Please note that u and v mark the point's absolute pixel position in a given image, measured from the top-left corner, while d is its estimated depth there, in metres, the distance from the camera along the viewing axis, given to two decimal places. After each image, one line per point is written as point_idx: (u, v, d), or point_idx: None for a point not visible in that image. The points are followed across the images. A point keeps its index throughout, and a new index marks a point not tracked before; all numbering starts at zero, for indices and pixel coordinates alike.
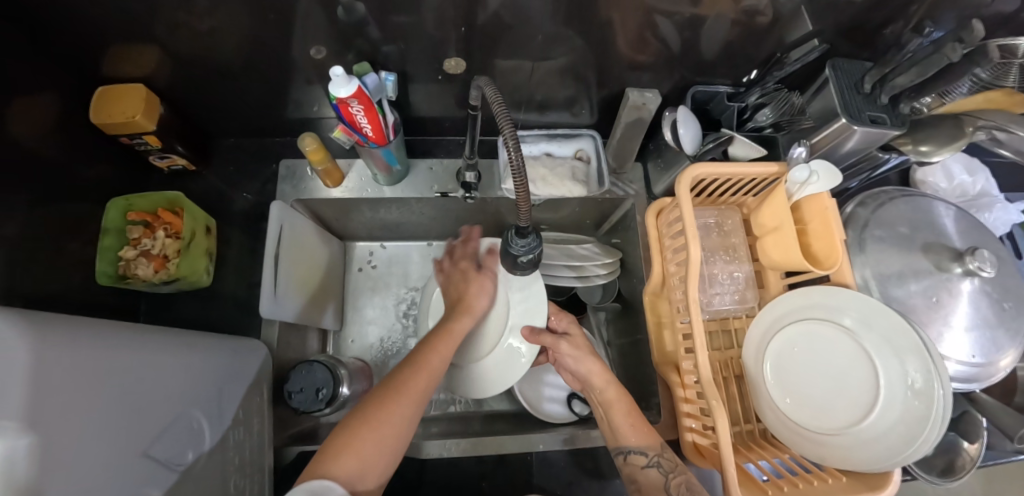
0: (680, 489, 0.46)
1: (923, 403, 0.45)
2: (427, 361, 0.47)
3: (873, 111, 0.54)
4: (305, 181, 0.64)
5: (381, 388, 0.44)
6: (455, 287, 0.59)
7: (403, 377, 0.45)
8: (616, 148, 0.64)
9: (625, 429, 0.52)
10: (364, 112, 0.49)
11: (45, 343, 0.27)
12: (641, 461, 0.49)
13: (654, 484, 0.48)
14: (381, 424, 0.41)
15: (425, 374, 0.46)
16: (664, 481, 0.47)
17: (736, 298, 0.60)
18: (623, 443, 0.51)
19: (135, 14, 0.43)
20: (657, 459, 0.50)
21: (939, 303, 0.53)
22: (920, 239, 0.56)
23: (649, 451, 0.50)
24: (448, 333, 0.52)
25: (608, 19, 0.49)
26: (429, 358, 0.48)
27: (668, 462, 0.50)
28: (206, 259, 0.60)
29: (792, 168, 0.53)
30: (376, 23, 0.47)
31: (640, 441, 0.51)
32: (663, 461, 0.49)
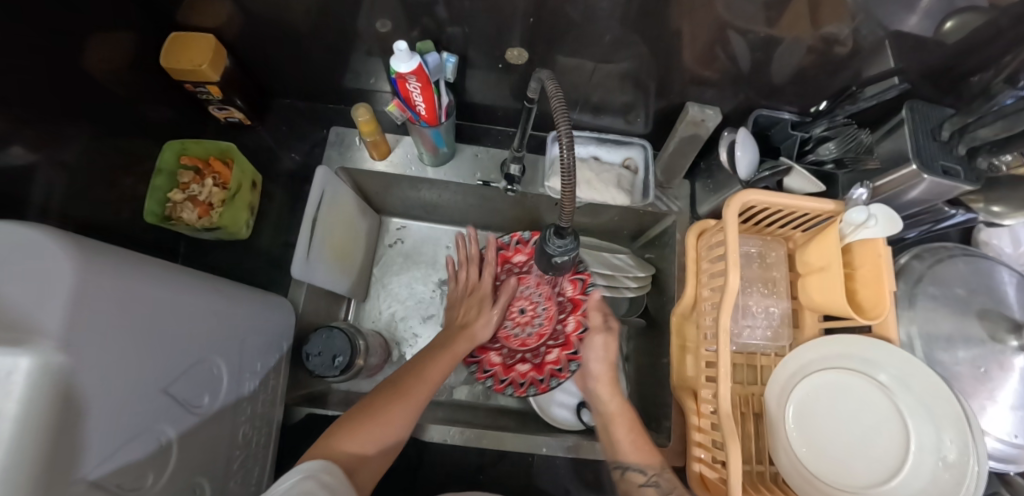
0: None
1: (953, 477, 0.43)
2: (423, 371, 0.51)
3: (946, 161, 0.51)
4: (352, 151, 0.64)
5: (385, 396, 0.46)
6: (461, 313, 0.63)
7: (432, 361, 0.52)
8: (666, 163, 0.62)
9: (626, 444, 0.51)
10: (420, 90, 0.49)
11: (93, 271, 0.28)
12: (639, 479, 0.48)
13: None
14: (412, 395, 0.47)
15: (448, 358, 0.54)
16: None
17: (767, 334, 0.58)
18: (621, 459, 0.50)
19: None
20: (655, 479, 0.47)
21: (988, 375, 0.50)
22: (977, 304, 0.52)
23: (649, 471, 0.48)
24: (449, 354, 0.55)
25: (679, 30, 0.48)
26: (429, 370, 0.51)
27: (667, 482, 0.47)
28: (247, 212, 0.61)
29: (849, 209, 0.51)
30: (445, 3, 0.47)
31: (640, 459, 0.49)
32: (662, 481, 0.47)
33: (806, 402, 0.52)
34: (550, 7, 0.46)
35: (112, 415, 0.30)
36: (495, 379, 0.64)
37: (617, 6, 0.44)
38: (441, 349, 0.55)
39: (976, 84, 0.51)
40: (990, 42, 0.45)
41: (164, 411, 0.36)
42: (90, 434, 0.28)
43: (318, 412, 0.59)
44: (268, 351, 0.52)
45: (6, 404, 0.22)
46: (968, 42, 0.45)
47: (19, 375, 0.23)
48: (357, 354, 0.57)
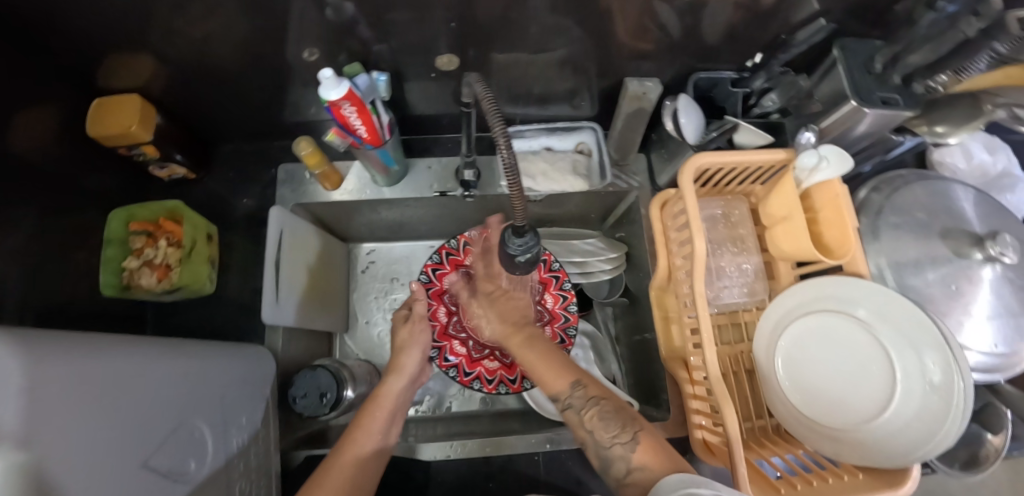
0: (592, 422, 0.43)
1: (942, 398, 0.43)
2: (364, 424, 0.48)
3: (884, 92, 0.52)
4: (305, 185, 0.63)
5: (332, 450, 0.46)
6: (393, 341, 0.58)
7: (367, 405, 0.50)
8: (618, 140, 0.61)
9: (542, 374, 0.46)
10: (357, 113, 0.49)
11: (41, 359, 0.27)
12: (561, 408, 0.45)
13: (574, 423, 0.44)
14: (359, 437, 0.47)
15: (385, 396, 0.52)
16: (579, 420, 0.43)
17: (745, 291, 0.58)
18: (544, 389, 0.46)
19: (127, 25, 0.43)
20: (569, 400, 0.44)
21: (959, 292, 0.51)
22: (939, 225, 0.53)
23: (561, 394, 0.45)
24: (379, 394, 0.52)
25: (604, 10, 0.48)
26: (370, 415, 0.49)
27: (580, 396, 0.44)
28: (208, 265, 0.59)
29: (801, 154, 0.52)
30: (367, 22, 0.46)
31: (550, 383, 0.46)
32: (575, 399, 0.44)
33: (796, 349, 0.53)
34: (470, 9, 0.45)
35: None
36: (507, 382, 0.63)
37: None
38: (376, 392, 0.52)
39: (899, 12, 0.52)
40: None
41: (153, 486, 0.35)
42: None
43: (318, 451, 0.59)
44: (252, 404, 0.51)
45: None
46: None
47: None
48: (344, 388, 0.56)
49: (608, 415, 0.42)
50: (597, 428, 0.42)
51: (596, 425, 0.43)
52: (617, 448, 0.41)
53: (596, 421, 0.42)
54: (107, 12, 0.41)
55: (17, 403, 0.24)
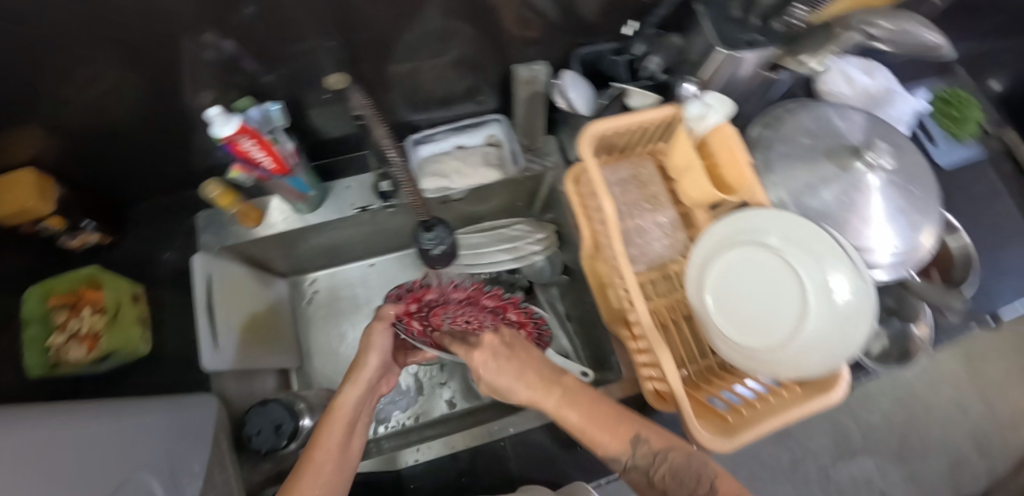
0: (666, 482, 0.38)
1: (846, 302, 0.48)
2: (312, 462, 0.41)
3: (748, 35, 0.54)
4: (227, 227, 0.62)
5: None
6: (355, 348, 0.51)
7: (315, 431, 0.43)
8: (523, 126, 0.63)
9: (601, 436, 0.40)
10: (258, 146, 0.50)
11: None
12: (620, 465, 0.40)
13: (638, 485, 0.39)
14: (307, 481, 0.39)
15: (341, 417, 0.44)
16: (648, 479, 0.38)
17: (666, 243, 0.61)
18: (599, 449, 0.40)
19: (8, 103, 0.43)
20: (633, 461, 0.39)
21: (854, 203, 0.54)
22: (823, 148, 0.57)
23: (621, 456, 0.39)
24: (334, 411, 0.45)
25: (481, 7, 0.50)
26: (320, 449, 0.41)
27: (647, 452, 0.39)
28: (139, 325, 0.58)
29: (687, 105, 0.56)
30: (250, 56, 0.47)
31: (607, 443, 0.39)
32: (640, 461, 0.38)
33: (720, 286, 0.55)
34: (351, 26, 0.47)
35: None
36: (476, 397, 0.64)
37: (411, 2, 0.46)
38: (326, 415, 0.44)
39: None
40: None
41: None
42: None
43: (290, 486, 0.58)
44: (206, 449, 0.48)
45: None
46: None
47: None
48: (300, 418, 0.56)
49: (688, 466, 0.38)
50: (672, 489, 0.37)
51: (670, 485, 0.37)
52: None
53: (670, 479, 0.38)
54: None
55: None
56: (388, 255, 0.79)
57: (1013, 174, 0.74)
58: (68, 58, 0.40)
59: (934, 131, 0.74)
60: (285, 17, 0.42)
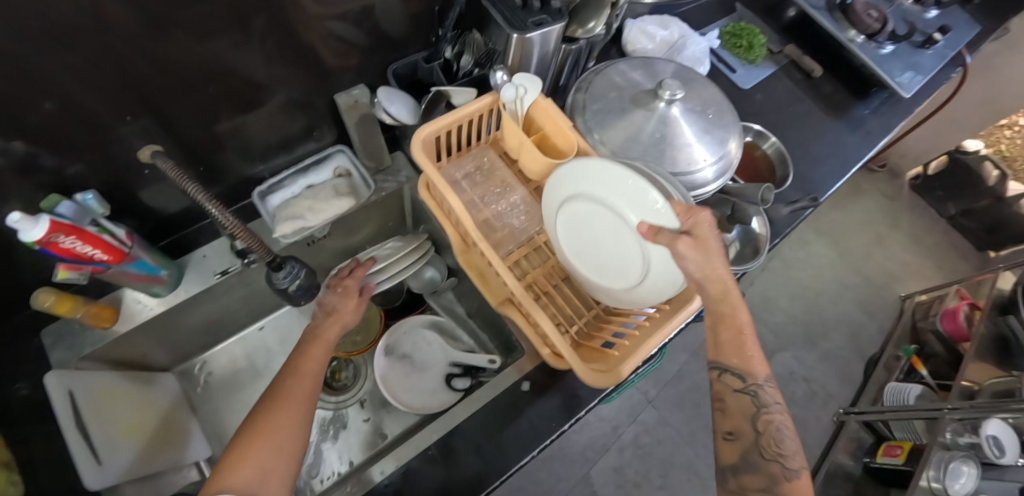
0: (768, 426, 0.43)
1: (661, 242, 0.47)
2: (302, 368, 0.50)
3: (534, 17, 0.59)
4: (81, 335, 0.58)
5: (263, 402, 0.46)
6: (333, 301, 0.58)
7: (298, 353, 0.51)
8: (363, 147, 0.64)
9: (726, 348, 0.46)
10: (81, 240, 0.47)
11: None
12: (735, 384, 0.45)
13: (743, 408, 0.45)
14: (291, 389, 0.47)
15: (319, 344, 0.53)
16: (753, 409, 0.44)
17: (523, 219, 0.63)
18: (718, 361, 0.47)
19: None
20: (754, 386, 0.45)
21: (665, 136, 0.62)
22: (628, 97, 0.64)
23: (749, 377, 0.45)
24: (318, 340, 0.54)
25: (285, 46, 0.52)
26: (303, 364, 0.50)
27: (767, 394, 0.45)
28: (8, 471, 0.47)
29: (502, 91, 0.60)
30: (47, 151, 0.45)
31: (739, 362, 0.45)
32: (761, 390, 0.45)
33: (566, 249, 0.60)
34: (150, 93, 0.46)
35: None
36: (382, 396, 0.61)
37: (208, 56, 0.46)
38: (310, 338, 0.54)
39: None
40: None
41: None
42: None
43: None
44: None
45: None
46: None
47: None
48: None
49: (785, 433, 0.43)
50: (767, 430, 0.43)
51: (769, 430, 0.43)
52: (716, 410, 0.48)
53: (773, 430, 0.43)
54: None
55: None
56: (276, 312, 0.80)
57: (799, 80, 0.88)
58: None
59: (730, 62, 0.85)
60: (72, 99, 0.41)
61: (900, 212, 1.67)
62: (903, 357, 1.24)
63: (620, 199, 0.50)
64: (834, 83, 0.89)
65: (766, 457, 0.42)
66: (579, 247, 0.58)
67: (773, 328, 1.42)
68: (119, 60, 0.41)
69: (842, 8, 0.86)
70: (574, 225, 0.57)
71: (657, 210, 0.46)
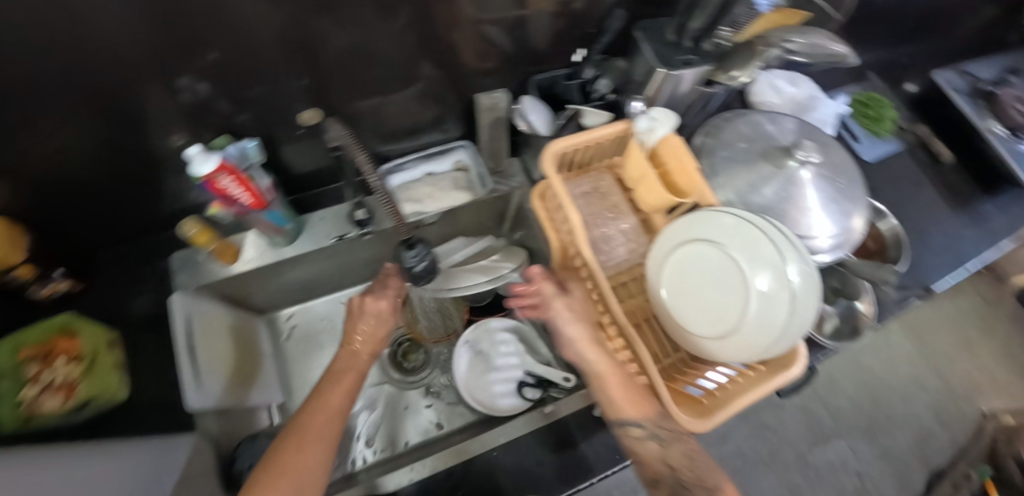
0: (679, 459, 0.51)
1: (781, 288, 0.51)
2: (328, 403, 0.50)
3: (684, 56, 0.63)
4: (201, 266, 0.62)
5: (290, 434, 0.47)
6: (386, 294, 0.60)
7: (328, 385, 0.53)
8: (488, 149, 0.67)
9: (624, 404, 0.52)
10: (236, 182, 0.52)
11: None
12: (637, 433, 0.51)
13: (652, 454, 0.52)
14: (314, 425, 0.48)
15: (347, 377, 0.54)
16: (664, 450, 0.51)
17: (628, 249, 0.65)
18: (622, 417, 0.52)
19: None
20: (654, 429, 0.51)
21: (790, 195, 0.61)
22: (758, 149, 0.63)
23: (644, 424, 0.51)
24: (344, 372, 0.55)
25: (440, 40, 0.54)
26: (331, 398, 0.51)
27: (667, 430, 0.51)
28: (118, 369, 0.57)
29: (636, 120, 0.61)
30: (225, 97, 0.50)
31: (637, 414, 0.51)
32: (661, 431, 0.51)
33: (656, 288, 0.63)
34: (314, 61, 0.50)
35: None
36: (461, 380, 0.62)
37: (367, 36, 0.49)
38: (333, 373, 0.54)
39: None
40: None
41: None
42: None
43: None
44: (199, 484, 0.49)
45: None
46: None
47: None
48: None
49: (700, 460, 0.51)
50: (684, 464, 0.51)
51: (683, 464, 0.51)
52: (677, 450, 0.52)
53: (683, 458, 0.51)
54: None
55: None
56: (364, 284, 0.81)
57: (923, 161, 0.84)
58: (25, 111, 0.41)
59: (856, 130, 0.82)
60: (258, 55, 0.46)
61: (996, 318, 1.53)
62: (975, 476, 1.15)
63: (743, 251, 0.54)
64: (965, 171, 0.84)
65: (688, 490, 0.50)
66: (674, 295, 0.60)
67: (833, 411, 1.34)
68: (298, 27, 0.44)
69: (985, 96, 0.82)
70: (681, 274, 0.60)
71: (773, 258, 0.52)
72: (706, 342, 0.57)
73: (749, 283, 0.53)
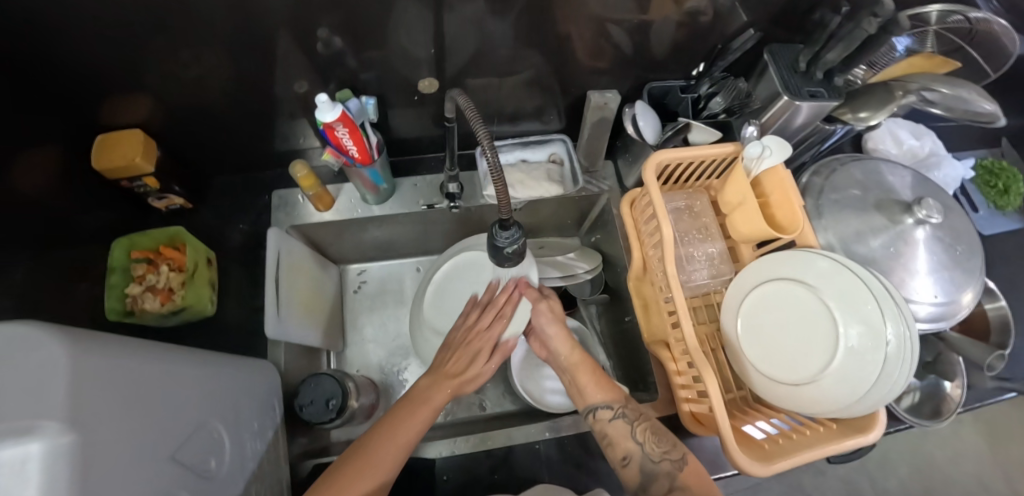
0: (645, 434, 0.50)
1: (876, 343, 0.49)
2: (394, 435, 0.49)
3: (811, 87, 0.59)
4: (297, 207, 0.67)
5: (352, 461, 0.47)
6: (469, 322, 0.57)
7: (400, 413, 0.51)
8: (586, 148, 0.69)
9: (591, 388, 0.54)
10: (349, 134, 0.54)
11: (95, 352, 0.29)
12: (608, 415, 0.52)
13: (621, 433, 0.51)
14: (372, 461, 0.47)
15: (424, 409, 0.52)
16: (630, 429, 0.50)
17: (711, 273, 0.62)
18: (591, 403, 0.53)
19: (129, 63, 0.47)
20: (622, 410, 0.52)
21: (898, 253, 0.57)
22: (872, 199, 0.60)
23: (615, 404, 0.52)
24: (425, 403, 0.52)
25: (564, 32, 0.55)
26: (399, 431, 0.50)
27: (633, 411, 0.52)
28: (209, 288, 0.61)
29: (747, 146, 0.58)
30: (354, 54, 0.52)
31: (606, 397, 0.53)
32: (628, 411, 0.52)
33: (730, 318, 0.59)
34: (443, 32, 0.51)
35: (124, 475, 0.29)
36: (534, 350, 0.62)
37: (498, 17, 0.50)
38: (416, 399, 0.53)
39: (818, 20, 0.60)
40: None
41: (178, 478, 0.34)
42: None
43: (325, 461, 0.58)
44: (264, 411, 0.51)
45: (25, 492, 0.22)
46: None
47: (35, 461, 0.22)
48: (348, 396, 0.59)
49: (662, 437, 0.50)
50: (649, 440, 0.50)
51: (648, 438, 0.50)
52: (667, 463, 0.48)
53: (649, 433, 0.50)
54: (110, 53, 0.45)
55: (65, 383, 0.25)
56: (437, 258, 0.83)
57: None
58: (184, 34, 0.44)
59: (977, 199, 0.76)
60: (395, 19, 0.47)
61: None
62: None
63: (837, 298, 0.52)
64: None
65: (654, 460, 0.49)
66: (750, 332, 0.57)
67: None
68: None
69: None
70: (764, 313, 0.56)
71: (869, 309, 0.50)
72: (773, 384, 0.54)
73: (841, 333, 0.50)
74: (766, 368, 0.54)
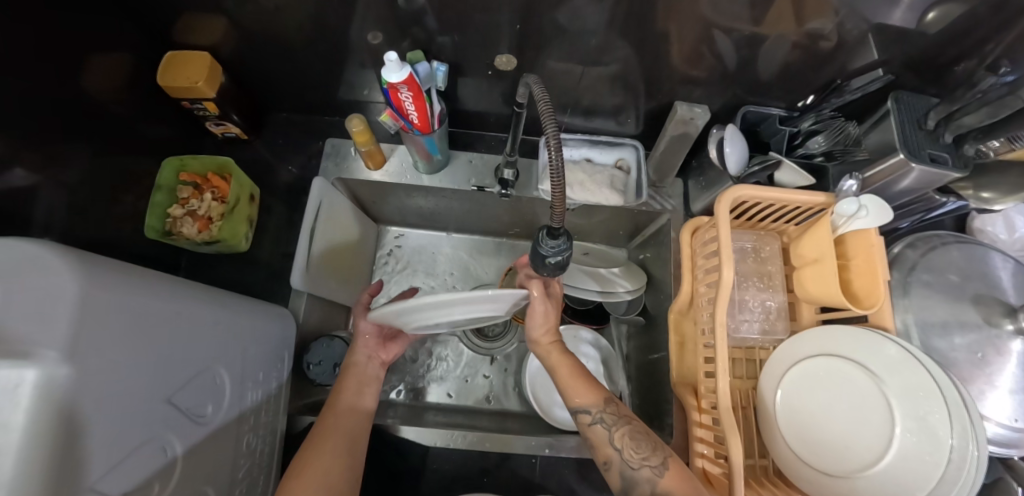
0: (622, 440, 0.46)
1: (932, 455, 0.41)
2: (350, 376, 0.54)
3: (933, 150, 0.51)
4: (347, 161, 0.66)
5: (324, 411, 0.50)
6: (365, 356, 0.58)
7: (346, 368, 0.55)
8: (658, 161, 0.64)
9: (570, 392, 0.51)
10: (412, 99, 0.50)
11: (110, 283, 0.28)
12: (587, 419, 0.49)
13: (601, 439, 0.48)
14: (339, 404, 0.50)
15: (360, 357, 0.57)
16: (608, 435, 0.47)
17: (762, 328, 0.58)
18: (570, 404, 0.51)
19: None
20: (601, 415, 0.49)
21: (985, 360, 0.49)
22: (971, 290, 0.53)
23: (594, 408, 0.49)
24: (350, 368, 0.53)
25: (664, 31, 0.49)
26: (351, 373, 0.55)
27: (611, 415, 0.49)
28: (246, 223, 0.62)
29: (840, 201, 0.51)
30: (435, 14, 0.48)
31: (584, 401, 0.50)
32: (606, 416, 0.48)
33: (771, 383, 0.55)
34: (533, 7, 0.46)
35: (115, 413, 0.28)
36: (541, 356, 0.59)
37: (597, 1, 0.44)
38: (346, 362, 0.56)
39: (961, 72, 0.51)
40: (968, 33, 0.46)
41: (169, 420, 0.34)
42: (92, 453, 0.26)
43: None
44: (271, 362, 0.51)
45: (14, 416, 0.21)
46: (948, 32, 0.46)
47: (27, 386, 0.22)
48: None
49: (641, 441, 0.46)
50: (627, 444, 0.46)
51: (626, 444, 0.46)
52: (647, 470, 0.44)
53: (626, 438, 0.46)
54: None
55: (70, 313, 0.24)
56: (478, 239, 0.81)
57: None
58: None
59: None
60: None
61: None
62: None
63: (898, 392, 0.45)
64: None
65: (632, 466, 0.45)
66: (788, 403, 0.52)
67: None
68: None
69: None
70: (808, 387, 0.51)
71: (933, 415, 0.42)
72: (800, 466, 0.49)
73: (893, 430, 0.44)
74: (795, 443, 0.49)
